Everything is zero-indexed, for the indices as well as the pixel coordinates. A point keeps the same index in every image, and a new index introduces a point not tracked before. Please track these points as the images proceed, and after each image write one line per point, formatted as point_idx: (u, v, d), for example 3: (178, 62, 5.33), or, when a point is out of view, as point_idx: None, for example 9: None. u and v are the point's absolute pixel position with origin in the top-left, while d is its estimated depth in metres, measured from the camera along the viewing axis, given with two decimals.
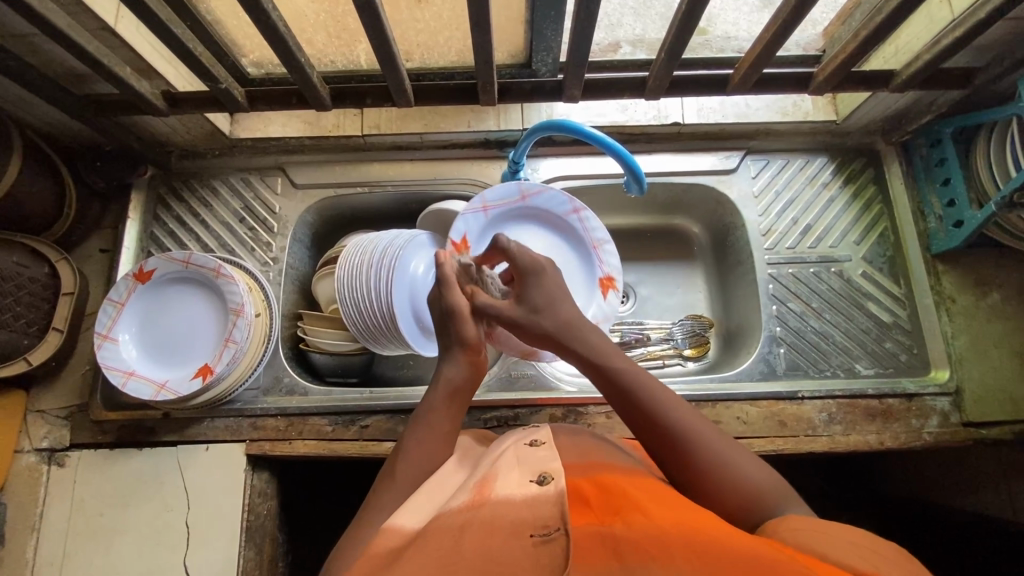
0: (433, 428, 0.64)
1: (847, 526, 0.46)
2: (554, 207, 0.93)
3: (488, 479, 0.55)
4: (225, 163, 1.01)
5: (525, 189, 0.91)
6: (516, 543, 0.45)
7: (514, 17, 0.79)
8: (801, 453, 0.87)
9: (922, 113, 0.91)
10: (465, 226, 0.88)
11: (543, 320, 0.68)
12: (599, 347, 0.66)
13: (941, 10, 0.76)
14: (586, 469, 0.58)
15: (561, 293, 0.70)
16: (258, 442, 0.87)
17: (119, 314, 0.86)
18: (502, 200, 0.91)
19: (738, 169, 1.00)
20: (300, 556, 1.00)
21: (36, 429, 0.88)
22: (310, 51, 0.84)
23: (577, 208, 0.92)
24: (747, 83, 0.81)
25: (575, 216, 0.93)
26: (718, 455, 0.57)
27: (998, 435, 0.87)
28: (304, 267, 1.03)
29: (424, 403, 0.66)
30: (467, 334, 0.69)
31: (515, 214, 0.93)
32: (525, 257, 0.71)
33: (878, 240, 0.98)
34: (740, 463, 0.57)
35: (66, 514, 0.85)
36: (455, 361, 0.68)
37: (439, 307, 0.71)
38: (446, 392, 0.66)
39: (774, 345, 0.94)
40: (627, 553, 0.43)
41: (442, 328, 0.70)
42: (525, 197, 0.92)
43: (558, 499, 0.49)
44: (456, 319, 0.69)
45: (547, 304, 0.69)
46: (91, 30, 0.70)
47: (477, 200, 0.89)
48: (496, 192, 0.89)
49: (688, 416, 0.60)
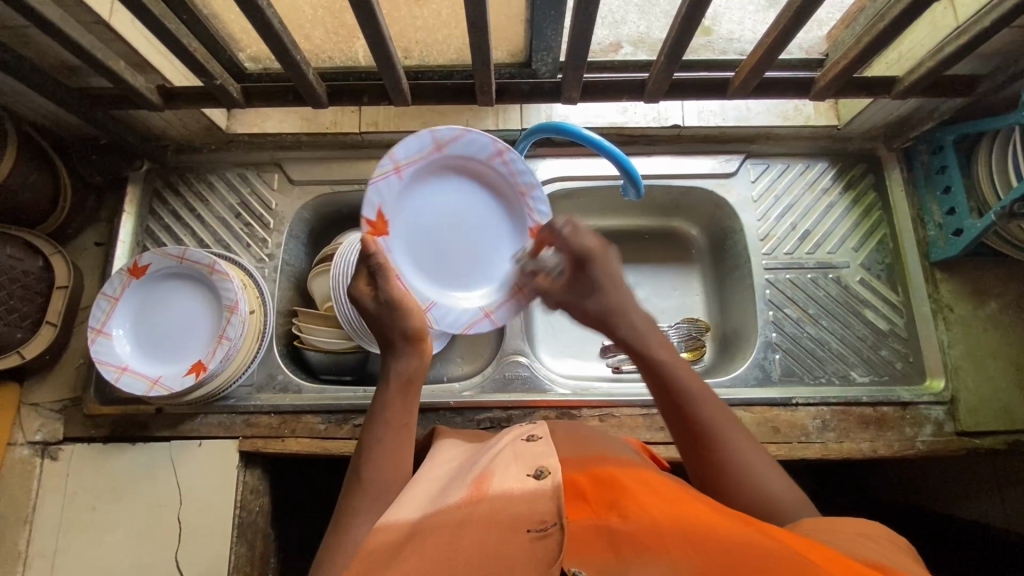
0: (395, 422, 0.62)
1: (867, 521, 0.45)
2: (473, 152, 0.81)
3: (486, 476, 0.53)
4: (222, 158, 1.00)
5: (438, 138, 0.78)
6: (513, 537, 0.44)
7: (514, 17, 0.78)
8: (793, 460, 0.86)
9: (923, 120, 0.90)
10: (379, 197, 0.76)
11: (591, 304, 0.66)
12: (641, 334, 0.62)
13: (944, 16, 0.75)
14: (585, 467, 0.56)
15: (612, 275, 0.65)
16: (251, 440, 0.87)
17: (112, 308, 0.86)
18: (415, 155, 0.78)
19: (737, 173, 1.00)
20: (291, 554, 1.00)
21: (30, 422, 0.88)
22: (308, 47, 0.83)
23: (501, 150, 0.81)
24: (748, 87, 0.81)
25: (499, 159, 0.82)
26: (740, 459, 0.55)
27: (992, 445, 0.87)
28: (300, 263, 1.02)
29: (378, 397, 0.64)
30: (410, 325, 0.66)
31: (436, 167, 0.81)
32: (579, 244, 0.65)
33: (877, 247, 0.97)
34: (765, 474, 0.54)
35: (58, 506, 0.85)
36: (404, 354, 0.65)
37: (374, 302, 0.66)
38: (400, 385, 0.64)
39: (769, 351, 0.93)
40: (625, 548, 0.41)
41: (377, 323, 0.66)
42: (439, 147, 0.79)
43: (555, 493, 0.48)
44: (395, 312, 0.65)
45: (596, 290, 0.65)
46: (85, 23, 0.69)
47: (385, 160, 0.75)
48: (403, 147, 0.76)
49: (724, 420, 0.56)
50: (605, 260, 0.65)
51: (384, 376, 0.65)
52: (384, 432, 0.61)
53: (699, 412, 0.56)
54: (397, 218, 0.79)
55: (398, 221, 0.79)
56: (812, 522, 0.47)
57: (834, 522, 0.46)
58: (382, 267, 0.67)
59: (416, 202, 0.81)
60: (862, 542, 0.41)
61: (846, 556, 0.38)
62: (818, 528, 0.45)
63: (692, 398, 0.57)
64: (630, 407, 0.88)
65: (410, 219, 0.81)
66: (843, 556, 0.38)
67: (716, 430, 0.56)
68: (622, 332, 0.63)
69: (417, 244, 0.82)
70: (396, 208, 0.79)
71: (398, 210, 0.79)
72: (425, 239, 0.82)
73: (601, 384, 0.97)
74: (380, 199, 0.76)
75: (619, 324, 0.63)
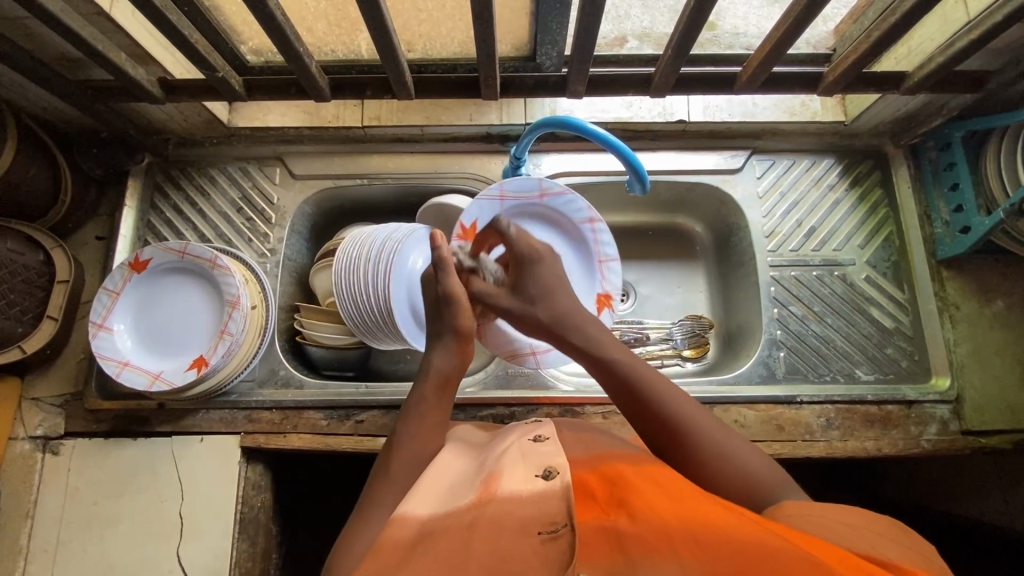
0: (429, 421, 0.62)
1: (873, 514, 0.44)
2: (570, 214, 0.89)
3: (494, 477, 0.53)
4: (223, 151, 0.99)
5: (545, 187, 0.86)
6: (524, 541, 0.44)
7: (519, 9, 0.77)
8: (798, 458, 0.86)
9: (932, 115, 0.89)
10: (477, 212, 0.86)
11: (541, 311, 0.66)
12: (593, 337, 0.63)
13: (955, 11, 0.74)
14: (593, 466, 0.55)
15: (556, 274, 0.68)
16: (253, 435, 0.87)
17: (113, 303, 0.85)
18: (521, 193, 0.87)
19: (743, 169, 0.99)
20: (293, 550, 1.00)
21: (31, 417, 0.88)
22: (310, 40, 0.82)
23: (593, 219, 0.89)
24: (755, 82, 0.80)
25: (589, 226, 0.90)
26: (713, 446, 0.55)
27: (998, 443, 0.87)
28: (302, 258, 1.02)
29: (413, 396, 0.64)
30: (461, 322, 0.66)
31: (537, 214, 0.89)
32: (525, 244, 0.68)
33: (883, 245, 0.96)
34: (738, 451, 0.55)
35: (60, 501, 0.85)
36: (447, 351, 0.66)
37: (435, 290, 0.67)
38: (437, 384, 0.64)
39: (774, 349, 0.93)
40: (633, 550, 0.41)
41: (435, 314, 0.67)
42: (544, 196, 0.88)
43: (564, 494, 0.48)
44: (452, 306, 0.65)
45: (546, 294, 0.66)
46: (85, 14, 0.68)
47: (495, 187, 0.85)
48: (515, 182, 0.85)
49: (689, 409, 0.57)
50: (549, 263, 0.68)
51: (423, 372, 0.65)
52: (416, 427, 0.61)
53: (665, 410, 0.57)
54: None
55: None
56: (797, 507, 0.47)
57: (821, 508, 0.45)
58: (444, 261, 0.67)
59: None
60: (861, 533, 0.41)
61: (850, 553, 0.38)
62: (809, 516, 0.45)
63: (656, 397, 0.57)
64: None
65: None
66: (847, 554, 0.37)
67: (679, 428, 0.56)
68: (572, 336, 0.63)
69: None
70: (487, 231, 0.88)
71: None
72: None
73: None
74: (478, 214, 0.86)
75: (569, 330, 0.64)
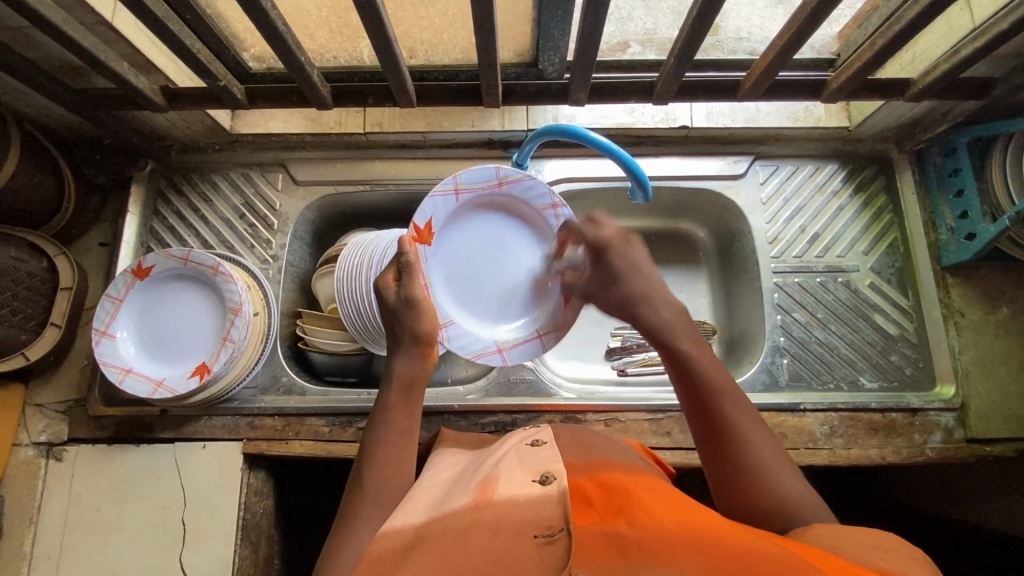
0: (395, 426, 0.62)
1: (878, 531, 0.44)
2: (531, 200, 0.83)
3: (492, 480, 0.53)
4: (226, 158, 0.99)
5: (503, 176, 0.81)
6: (521, 543, 0.44)
7: (521, 17, 0.77)
8: (801, 466, 0.86)
9: (937, 121, 0.88)
10: (433, 210, 0.78)
11: (612, 293, 0.67)
12: (667, 323, 0.62)
13: (960, 18, 0.73)
14: (588, 470, 0.55)
15: (634, 261, 0.67)
16: (255, 442, 0.87)
17: (116, 310, 0.86)
18: (478, 184, 0.80)
19: (746, 174, 0.99)
20: (295, 554, 1.00)
21: (34, 423, 0.89)
22: (312, 47, 0.82)
23: (556, 204, 0.82)
24: (758, 89, 0.79)
25: (553, 213, 0.83)
26: (757, 455, 0.53)
27: (1002, 451, 0.86)
28: (304, 264, 1.02)
29: (379, 399, 0.64)
30: (420, 327, 0.67)
31: (494, 204, 0.83)
32: (593, 233, 0.68)
33: (887, 251, 0.96)
34: (781, 471, 0.52)
35: (64, 507, 0.85)
36: (407, 355, 0.66)
37: (394, 295, 0.69)
38: (401, 387, 0.64)
39: (777, 356, 0.92)
40: (631, 551, 0.41)
41: (394, 319, 0.68)
42: (502, 185, 0.82)
43: (561, 499, 0.48)
44: (412, 311, 0.68)
45: (614, 278, 0.66)
46: (87, 24, 0.68)
47: (449, 180, 0.78)
48: (471, 175, 0.79)
49: (745, 415, 0.55)
50: (622, 250, 0.67)
51: (386, 378, 0.66)
52: (384, 434, 0.61)
53: (719, 405, 0.56)
54: (441, 238, 0.80)
55: (442, 240, 0.81)
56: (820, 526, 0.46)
57: (838, 528, 0.45)
58: (410, 265, 0.70)
59: (464, 227, 0.82)
60: (865, 549, 0.40)
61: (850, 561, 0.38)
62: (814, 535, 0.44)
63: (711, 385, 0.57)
64: (636, 412, 0.88)
65: (452, 244, 0.82)
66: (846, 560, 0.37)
67: (734, 424, 0.54)
68: (639, 312, 0.64)
69: (456, 264, 0.82)
70: (444, 226, 0.80)
71: (444, 232, 0.80)
72: (464, 263, 0.82)
73: (606, 388, 0.97)
74: (433, 212, 0.78)
75: (641, 308, 0.64)
